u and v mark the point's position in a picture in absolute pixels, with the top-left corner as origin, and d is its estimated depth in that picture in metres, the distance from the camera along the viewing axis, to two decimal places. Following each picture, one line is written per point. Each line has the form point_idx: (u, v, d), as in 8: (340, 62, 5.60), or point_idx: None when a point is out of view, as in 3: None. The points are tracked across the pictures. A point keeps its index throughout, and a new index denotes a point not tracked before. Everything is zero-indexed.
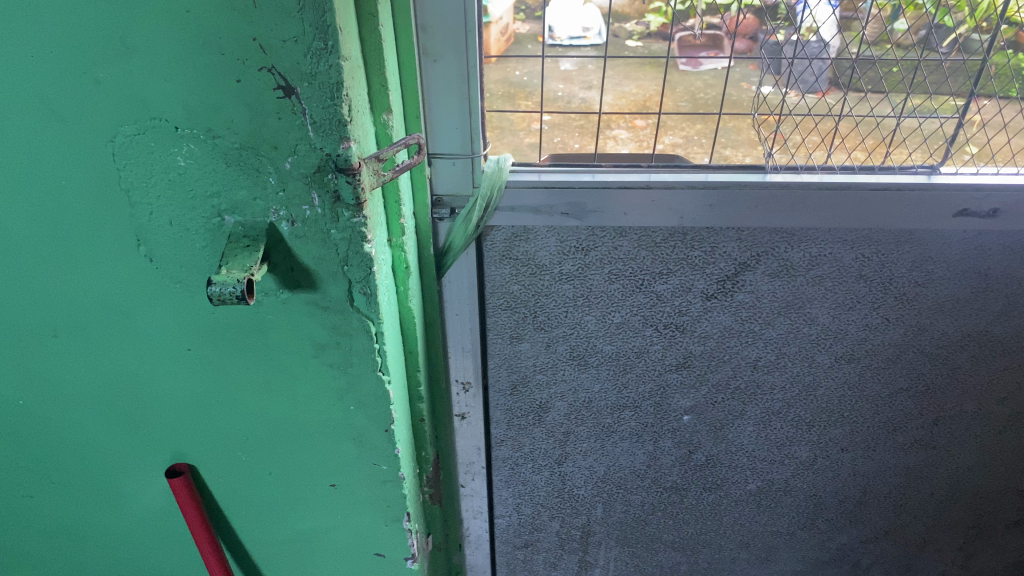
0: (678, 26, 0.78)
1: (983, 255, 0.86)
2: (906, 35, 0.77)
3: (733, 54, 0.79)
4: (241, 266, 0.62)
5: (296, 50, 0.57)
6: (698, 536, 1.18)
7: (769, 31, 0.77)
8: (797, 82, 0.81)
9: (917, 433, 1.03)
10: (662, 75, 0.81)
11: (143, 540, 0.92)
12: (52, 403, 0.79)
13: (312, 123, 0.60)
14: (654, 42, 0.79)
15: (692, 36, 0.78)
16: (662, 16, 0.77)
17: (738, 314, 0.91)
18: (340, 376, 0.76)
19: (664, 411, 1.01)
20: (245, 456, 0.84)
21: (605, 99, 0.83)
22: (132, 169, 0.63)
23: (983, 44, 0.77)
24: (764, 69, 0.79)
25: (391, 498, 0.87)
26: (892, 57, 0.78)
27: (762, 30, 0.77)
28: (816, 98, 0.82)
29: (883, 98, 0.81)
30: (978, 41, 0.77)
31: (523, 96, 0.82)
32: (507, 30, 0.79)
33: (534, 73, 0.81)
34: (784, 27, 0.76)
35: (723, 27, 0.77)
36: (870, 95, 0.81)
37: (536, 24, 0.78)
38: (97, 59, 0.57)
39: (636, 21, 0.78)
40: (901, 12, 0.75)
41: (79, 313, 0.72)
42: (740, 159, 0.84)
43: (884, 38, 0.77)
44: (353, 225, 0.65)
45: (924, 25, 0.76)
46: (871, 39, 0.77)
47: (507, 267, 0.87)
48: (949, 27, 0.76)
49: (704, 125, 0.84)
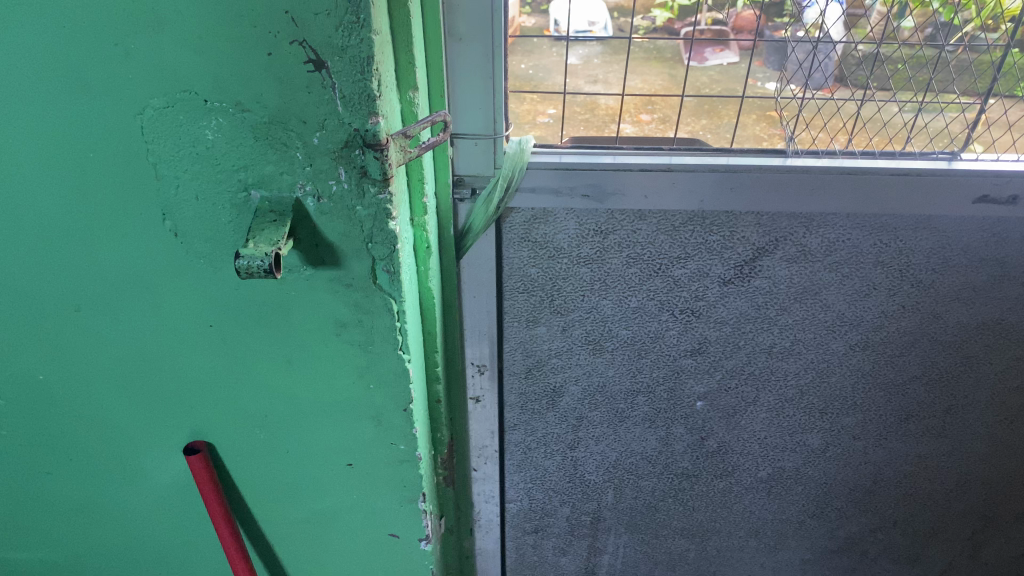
0: (684, 22, 0.79)
1: (1002, 242, 0.86)
2: (912, 34, 0.77)
3: (740, 51, 0.81)
4: (268, 240, 0.62)
5: (328, 24, 0.57)
6: (708, 523, 1.18)
7: (774, 27, 0.78)
8: (803, 80, 0.81)
9: (929, 422, 1.04)
10: (667, 70, 0.82)
11: (158, 517, 0.93)
12: (72, 378, 0.80)
13: (341, 98, 0.60)
14: (660, 37, 0.80)
15: (697, 32, 0.79)
16: (667, 11, 0.78)
17: (754, 300, 0.92)
18: (361, 354, 0.77)
19: (678, 397, 1.02)
20: (263, 434, 0.84)
21: (609, 95, 0.84)
22: (160, 142, 0.64)
23: (990, 44, 0.78)
24: (768, 65, 0.81)
25: (407, 478, 0.88)
26: (899, 55, 0.79)
27: (768, 26, 0.78)
28: (824, 96, 0.82)
29: (890, 98, 0.82)
30: (985, 40, 0.77)
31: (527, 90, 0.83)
32: (513, 23, 0.80)
33: (540, 66, 0.82)
34: (790, 23, 0.77)
35: (728, 23, 0.79)
36: (877, 93, 0.82)
37: (542, 18, 0.80)
38: (128, 30, 0.58)
39: (641, 16, 0.79)
40: (908, 11, 0.76)
41: (103, 288, 0.73)
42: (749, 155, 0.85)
43: (892, 36, 0.77)
44: (379, 202, 0.66)
45: (930, 23, 0.77)
46: (874, 37, 0.78)
47: (526, 250, 0.88)
48: (958, 25, 0.77)
49: (708, 120, 0.85)
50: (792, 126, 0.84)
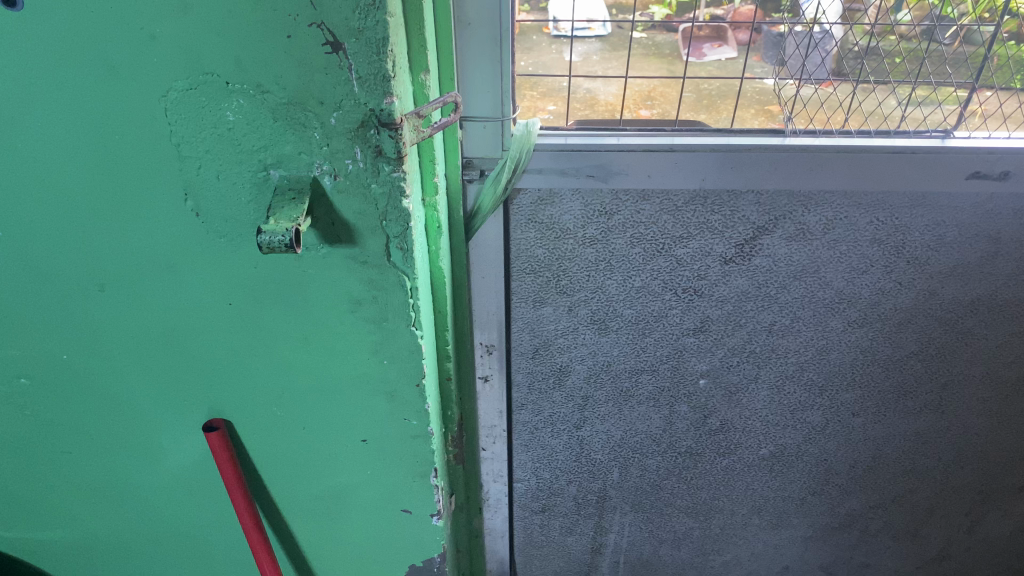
0: (683, 17, 0.81)
1: (994, 218, 0.89)
2: (910, 27, 0.81)
3: (737, 47, 0.84)
4: (288, 217, 0.65)
5: (345, 6, 0.59)
6: (712, 501, 1.21)
7: (772, 23, 0.81)
8: (801, 74, 0.85)
9: (927, 399, 1.06)
10: (665, 66, 0.85)
11: (177, 494, 0.96)
12: (96, 357, 0.82)
13: (358, 79, 0.63)
14: (659, 34, 0.83)
15: (695, 27, 0.82)
16: (666, 7, 0.81)
17: (755, 278, 0.94)
18: (375, 331, 0.79)
19: (681, 375, 1.04)
20: (280, 412, 0.87)
21: (608, 90, 0.87)
22: (183, 124, 0.66)
23: (984, 35, 0.81)
24: (767, 59, 0.84)
25: (420, 453, 0.90)
26: (898, 49, 0.82)
27: (766, 22, 0.81)
28: (817, 89, 0.85)
29: (889, 91, 0.85)
30: (980, 33, 0.81)
31: (526, 86, 0.86)
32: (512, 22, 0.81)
33: (539, 64, 0.84)
34: (788, 18, 0.81)
35: (726, 19, 0.81)
36: (877, 87, 0.85)
37: (541, 16, 0.81)
38: (154, 15, 0.60)
39: (639, 12, 0.81)
40: (904, 3, 0.79)
41: (127, 267, 0.75)
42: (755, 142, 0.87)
43: (889, 29, 0.81)
44: (393, 179, 0.68)
45: (927, 16, 0.80)
46: (871, 31, 0.81)
47: (533, 231, 0.90)
48: (954, 19, 0.80)
49: (707, 116, 0.88)
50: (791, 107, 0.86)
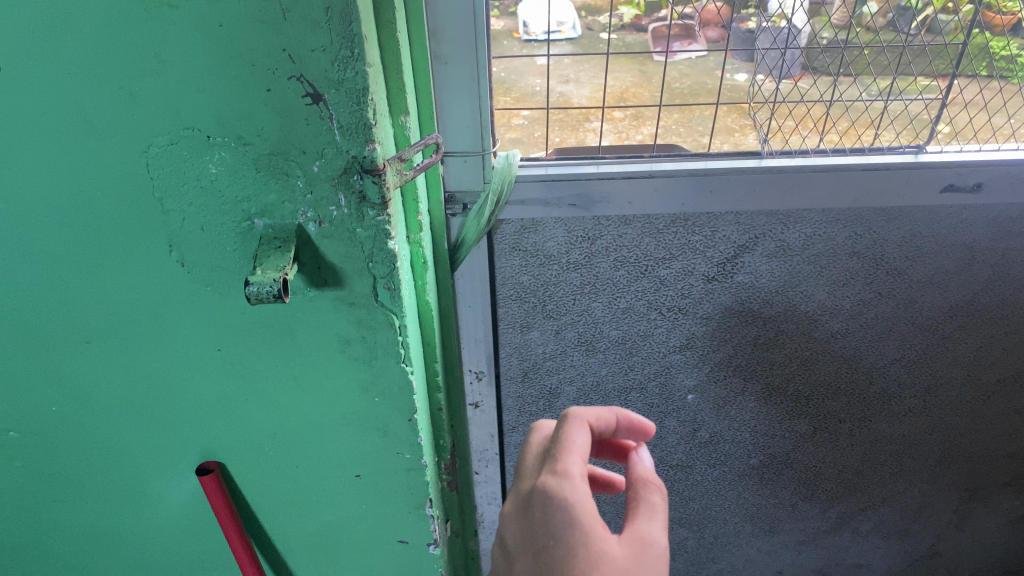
0: (652, 16, 0.80)
1: (969, 228, 0.91)
2: (874, 18, 0.80)
3: (706, 43, 0.82)
4: (275, 266, 0.65)
5: (324, 59, 0.60)
6: (704, 511, 1.22)
7: (740, 19, 0.79)
8: (769, 69, 0.84)
9: (911, 403, 1.08)
10: (637, 66, 0.84)
11: (173, 537, 0.96)
12: (86, 408, 0.82)
13: (339, 128, 0.63)
14: (628, 34, 0.81)
15: (665, 27, 0.80)
16: (635, 7, 0.79)
17: (738, 295, 0.95)
18: (365, 369, 0.79)
19: (669, 391, 1.05)
20: (273, 451, 0.87)
21: (582, 93, 0.86)
22: (165, 178, 0.66)
23: (949, 23, 0.81)
24: (736, 56, 0.83)
25: (414, 485, 0.90)
26: (864, 40, 0.82)
27: (733, 19, 0.79)
28: (790, 84, 0.85)
29: (854, 80, 0.85)
30: (944, 22, 0.81)
31: (500, 93, 0.85)
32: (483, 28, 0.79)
33: (511, 70, 0.83)
34: (756, 14, 0.79)
35: (695, 17, 0.80)
36: (841, 78, 0.85)
37: (511, 20, 0.80)
38: (133, 74, 0.60)
39: (608, 13, 0.80)
40: None
41: (114, 319, 0.75)
42: (719, 146, 0.89)
43: (855, 21, 0.80)
44: (378, 223, 0.69)
45: (891, 8, 0.80)
46: (839, 24, 0.80)
47: (517, 259, 0.91)
48: (916, 10, 0.80)
49: (681, 114, 0.88)
50: (767, 130, 0.88)
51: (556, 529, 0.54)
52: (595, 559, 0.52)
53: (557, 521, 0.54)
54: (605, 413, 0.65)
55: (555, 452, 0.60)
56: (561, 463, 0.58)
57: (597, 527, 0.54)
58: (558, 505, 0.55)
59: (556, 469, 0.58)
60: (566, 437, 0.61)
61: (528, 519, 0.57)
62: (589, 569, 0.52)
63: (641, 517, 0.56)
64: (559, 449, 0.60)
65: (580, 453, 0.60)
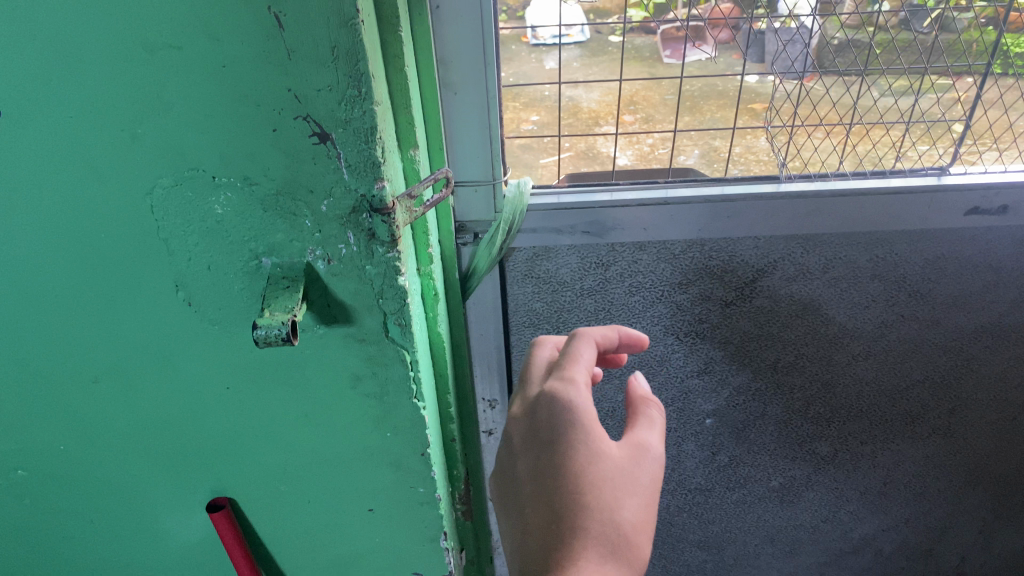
0: (660, 18, 0.75)
1: (994, 249, 0.89)
2: (888, 17, 0.76)
3: (716, 45, 0.78)
4: (284, 308, 0.63)
5: (331, 98, 0.58)
6: (724, 534, 1.19)
7: (749, 19, 0.76)
8: (782, 68, 0.79)
9: (935, 424, 1.06)
10: (646, 68, 0.81)
11: (186, 570, 0.94)
12: (93, 446, 0.81)
13: (347, 167, 0.62)
14: (638, 37, 0.78)
15: (675, 28, 0.76)
16: (643, 9, 0.75)
17: (757, 319, 0.93)
18: (377, 404, 0.78)
19: (687, 415, 1.03)
20: (284, 486, 0.86)
21: (591, 96, 0.84)
22: (170, 220, 0.65)
23: (962, 22, 0.77)
24: (748, 58, 0.79)
25: (428, 518, 0.89)
26: (876, 40, 0.78)
27: (742, 19, 0.76)
28: (797, 84, 0.80)
29: (872, 82, 0.81)
30: (958, 20, 0.77)
31: (508, 99, 0.82)
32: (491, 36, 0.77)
33: (520, 74, 0.80)
34: (764, 14, 0.75)
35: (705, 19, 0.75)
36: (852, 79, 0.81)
37: (518, 27, 0.77)
38: (134, 116, 0.59)
39: (617, 16, 0.76)
40: None
41: (120, 359, 0.74)
42: (728, 149, 0.87)
43: (867, 21, 0.76)
44: (388, 260, 0.67)
45: (904, 6, 0.76)
46: (851, 24, 0.76)
47: (530, 286, 0.89)
48: (928, 8, 0.76)
49: (692, 117, 0.85)
50: (783, 152, 0.86)
51: (560, 425, 0.61)
52: (596, 454, 0.59)
53: (561, 418, 0.61)
54: (609, 332, 0.72)
55: (562, 361, 0.67)
56: (567, 371, 0.65)
57: (594, 427, 0.61)
58: (563, 404, 0.61)
59: (563, 377, 0.64)
60: (574, 348, 0.68)
61: (533, 418, 0.64)
62: (589, 461, 0.59)
63: (640, 428, 0.64)
64: (566, 359, 0.67)
65: (585, 366, 0.67)
